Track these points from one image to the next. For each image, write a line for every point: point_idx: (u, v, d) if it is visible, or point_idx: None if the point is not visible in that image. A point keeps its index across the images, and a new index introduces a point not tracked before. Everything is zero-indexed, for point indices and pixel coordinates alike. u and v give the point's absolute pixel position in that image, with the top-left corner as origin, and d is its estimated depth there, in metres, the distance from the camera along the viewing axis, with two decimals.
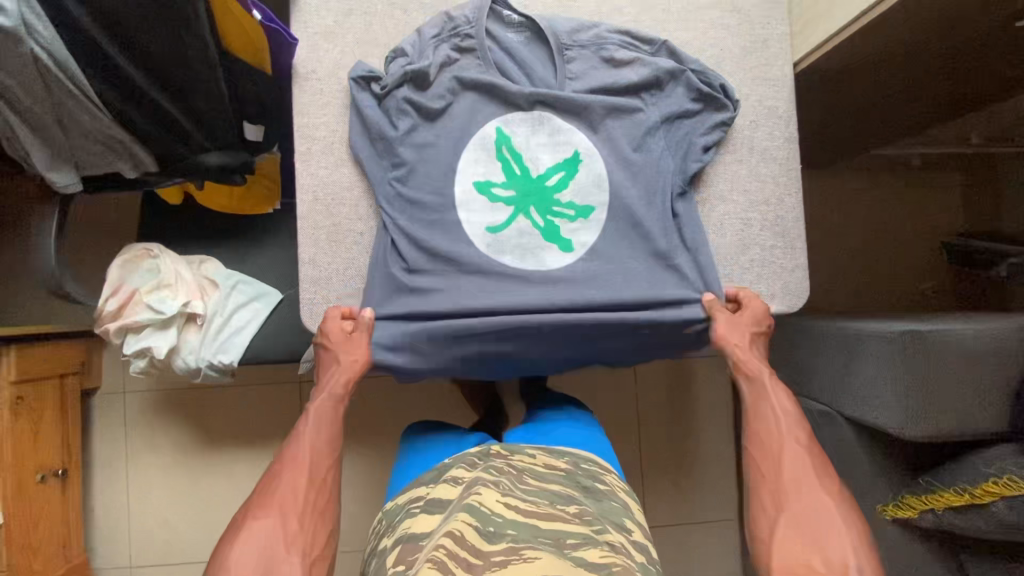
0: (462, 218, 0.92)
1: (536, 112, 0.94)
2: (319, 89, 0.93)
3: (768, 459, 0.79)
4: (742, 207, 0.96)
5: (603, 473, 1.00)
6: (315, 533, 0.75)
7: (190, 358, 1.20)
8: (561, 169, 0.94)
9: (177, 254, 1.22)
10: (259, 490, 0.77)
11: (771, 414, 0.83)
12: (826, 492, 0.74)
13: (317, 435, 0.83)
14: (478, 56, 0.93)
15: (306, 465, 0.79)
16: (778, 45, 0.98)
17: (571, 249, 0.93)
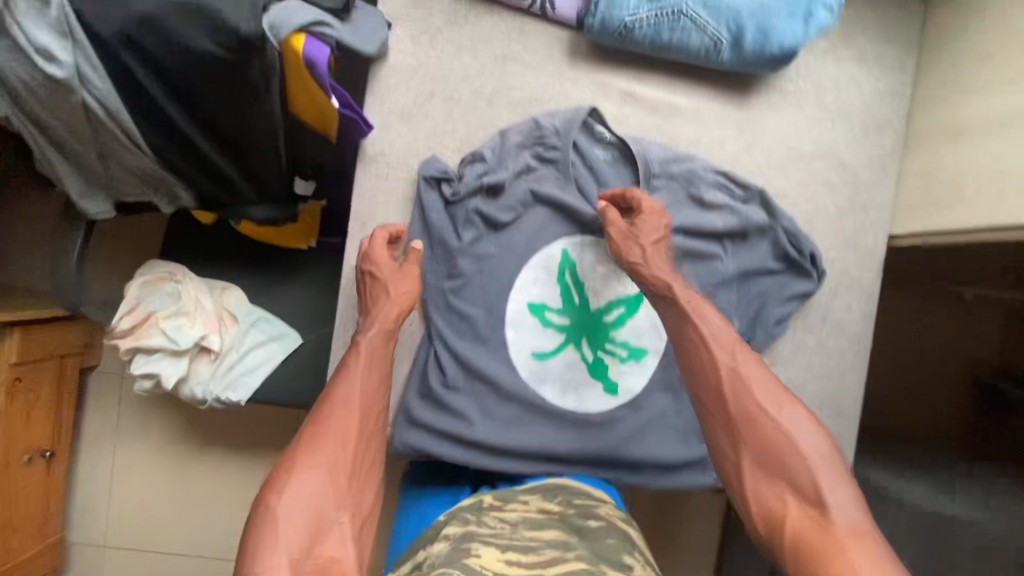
0: (508, 340, 0.87)
1: (608, 242, 0.89)
2: (384, 174, 0.85)
3: (711, 392, 0.71)
4: (802, 379, 0.90)
5: (598, 505, 0.77)
6: (361, 493, 0.69)
7: (197, 388, 1.16)
8: (622, 304, 0.89)
9: (200, 279, 1.17)
10: (304, 434, 0.69)
11: (697, 344, 0.74)
12: (775, 404, 0.67)
13: (366, 377, 0.76)
14: (559, 169, 0.87)
15: (352, 419, 0.72)
16: (878, 212, 0.91)
17: (616, 393, 0.88)
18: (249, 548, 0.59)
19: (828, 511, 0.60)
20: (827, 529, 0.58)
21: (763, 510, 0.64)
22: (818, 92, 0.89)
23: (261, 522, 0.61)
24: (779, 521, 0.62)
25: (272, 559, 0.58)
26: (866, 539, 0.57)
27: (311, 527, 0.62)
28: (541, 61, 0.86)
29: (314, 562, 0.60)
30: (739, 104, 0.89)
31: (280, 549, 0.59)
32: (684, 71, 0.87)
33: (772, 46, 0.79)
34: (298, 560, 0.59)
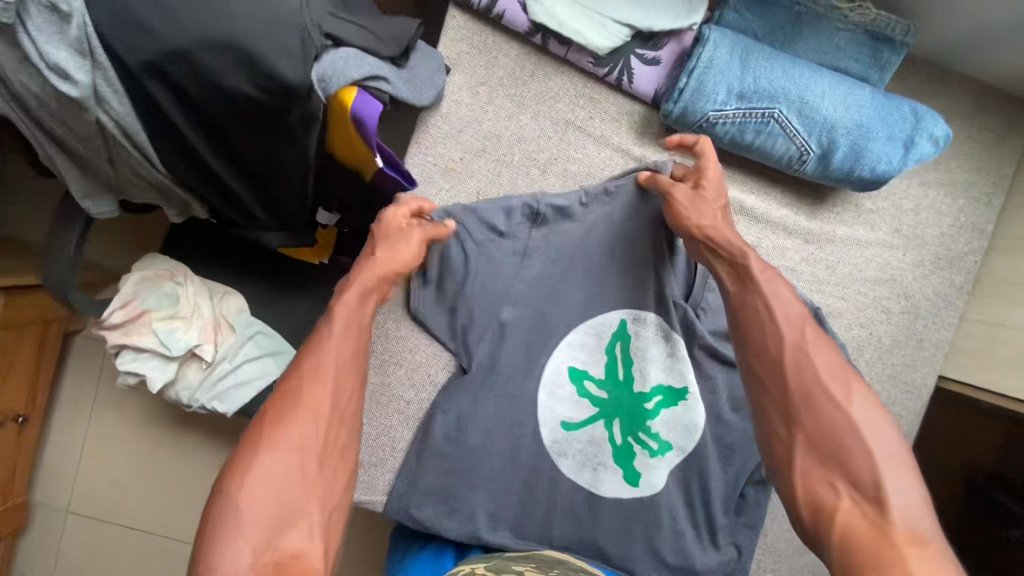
0: (541, 403, 0.80)
1: (669, 325, 0.81)
2: None
3: (768, 367, 0.59)
4: None
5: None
6: (339, 474, 0.53)
7: (183, 393, 1.10)
8: (663, 393, 0.81)
9: (201, 282, 1.10)
10: (268, 407, 0.53)
11: (762, 315, 0.62)
12: (845, 387, 0.56)
13: (354, 328, 0.60)
14: (610, 245, 0.79)
15: (337, 364, 0.57)
16: (932, 349, 0.85)
17: (636, 483, 0.80)
18: (204, 535, 0.47)
19: (888, 511, 0.50)
20: (885, 532, 0.49)
21: (810, 496, 0.54)
22: (894, 214, 0.83)
23: (207, 524, 0.47)
24: (827, 511, 0.52)
25: (232, 545, 0.46)
26: (927, 552, 0.47)
27: (281, 516, 0.48)
28: (607, 134, 0.79)
29: (273, 564, 0.46)
30: (810, 212, 0.82)
31: (243, 542, 0.46)
32: (757, 169, 0.81)
33: (861, 167, 0.73)
34: (258, 556, 0.46)
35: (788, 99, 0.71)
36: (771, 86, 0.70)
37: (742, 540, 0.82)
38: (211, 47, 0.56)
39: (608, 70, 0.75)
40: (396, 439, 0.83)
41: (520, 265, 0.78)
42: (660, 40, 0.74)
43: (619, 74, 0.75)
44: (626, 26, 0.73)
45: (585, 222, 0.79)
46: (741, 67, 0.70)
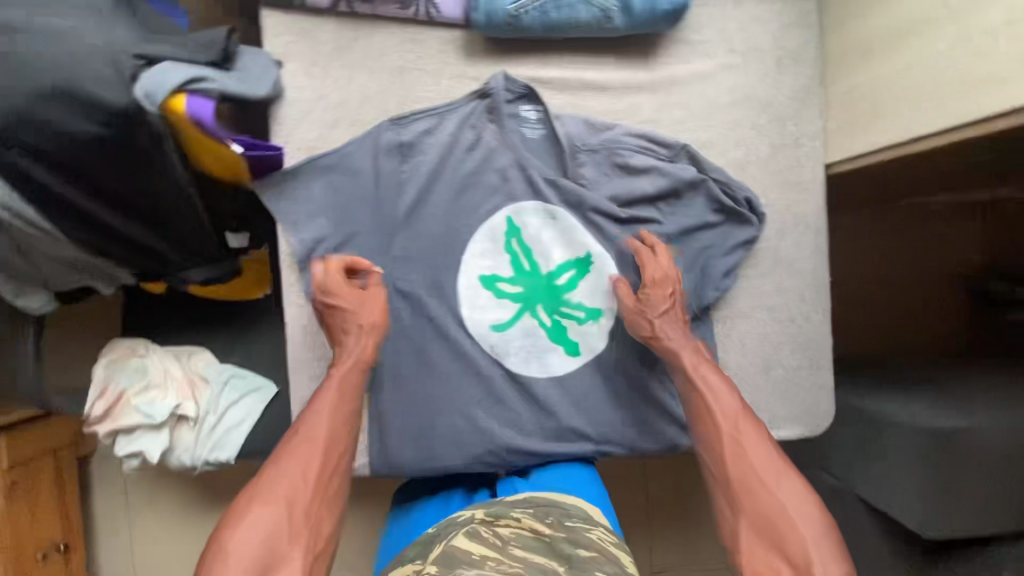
0: (466, 315, 0.86)
1: (551, 206, 0.87)
2: (309, 197, 0.84)
3: (719, 461, 0.76)
4: (767, 326, 0.90)
5: (587, 526, 0.75)
6: (325, 525, 0.70)
7: (185, 456, 1.15)
8: (572, 267, 0.88)
9: (165, 350, 1.17)
10: (263, 473, 0.71)
11: (704, 415, 0.79)
12: (774, 478, 0.72)
13: (331, 409, 0.76)
14: (491, 154, 0.86)
15: (317, 441, 0.74)
16: (811, 143, 0.89)
17: (577, 352, 0.88)
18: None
19: None
20: None
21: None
22: (723, 38, 0.88)
23: (217, 550, 0.65)
24: None
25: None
26: None
27: (267, 560, 0.64)
28: (440, 65, 0.85)
29: None
30: (648, 66, 0.87)
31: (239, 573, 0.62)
32: (583, 45, 0.86)
33: (660, 4, 0.79)
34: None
35: None
36: None
37: None
38: (47, 102, 0.64)
39: (413, 9, 0.83)
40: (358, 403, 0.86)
41: (411, 196, 0.85)
42: None
43: (425, 9, 0.83)
44: None
45: (453, 133, 0.85)
46: None
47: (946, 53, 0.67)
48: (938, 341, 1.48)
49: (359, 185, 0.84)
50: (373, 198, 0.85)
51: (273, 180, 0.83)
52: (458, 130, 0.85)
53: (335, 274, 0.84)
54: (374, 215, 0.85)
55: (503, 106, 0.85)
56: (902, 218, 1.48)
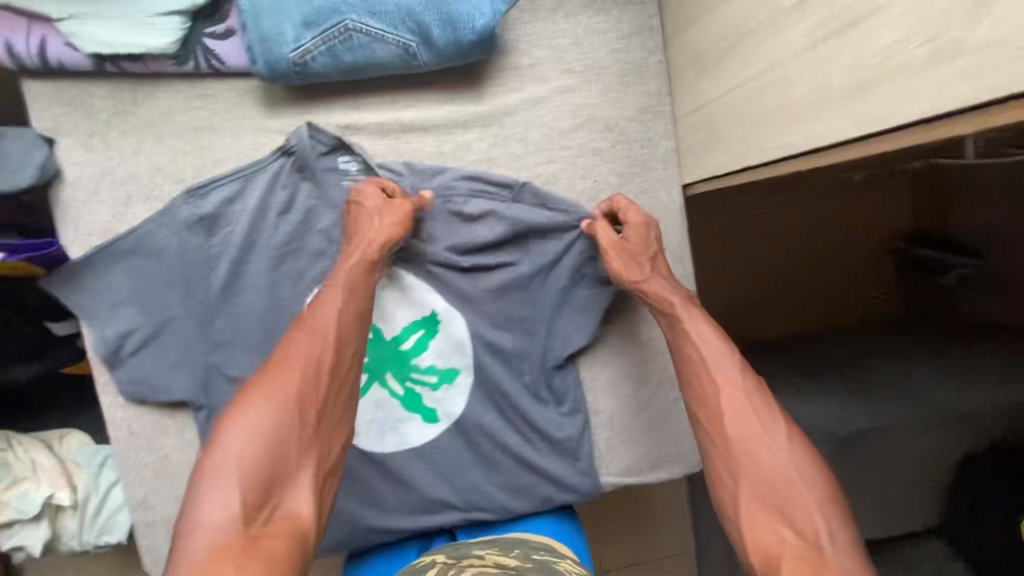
0: None
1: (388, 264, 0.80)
2: (109, 287, 0.75)
3: (710, 411, 0.68)
4: (634, 364, 0.85)
5: (556, 560, 0.70)
6: (334, 437, 0.64)
7: (73, 543, 1.02)
8: (419, 327, 0.81)
9: (29, 440, 1.04)
10: (269, 368, 0.64)
11: (697, 361, 0.71)
12: (777, 430, 0.64)
13: (338, 311, 0.68)
14: (311, 214, 0.78)
15: (321, 340, 0.66)
16: (662, 166, 0.83)
17: (435, 420, 0.82)
18: (193, 490, 0.57)
19: (823, 551, 0.56)
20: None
21: (759, 548, 0.59)
22: (556, 56, 0.80)
23: (214, 453, 0.58)
24: (775, 558, 0.57)
25: (213, 501, 0.55)
26: None
27: (272, 472, 0.58)
28: (239, 121, 0.76)
29: (270, 504, 0.57)
30: (476, 96, 0.79)
31: (238, 488, 0.56)
32: (399, 81, 0.77)
33: (464, 33, 0.69)
34: (239, 512, 0.55)
35: (351, 5, 0.67)
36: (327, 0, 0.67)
37: (566, 424, 0.83)
38: None
39: (192, 63, 0.72)
40: None
41: (224, 273, 0.77)
42: (222, 11, 0.71)
43: (205, 62, 0.72)
44: (175, 13, 0.69)
45: (262, 199, 0.76)
46: None
47: (764, 74, 0.59)
48: (858, 314, 1.44)
49: (165, 268, 0.76)
50: (182, 279, 0.76)
51: (62, 276, 0.74)
52: (269, 194, 0.76)
53: (151, 369, 0.77)
54: (188, 298, 0.77)
55: (315, 163, 0.76)
56: (814, 193, 1.37)
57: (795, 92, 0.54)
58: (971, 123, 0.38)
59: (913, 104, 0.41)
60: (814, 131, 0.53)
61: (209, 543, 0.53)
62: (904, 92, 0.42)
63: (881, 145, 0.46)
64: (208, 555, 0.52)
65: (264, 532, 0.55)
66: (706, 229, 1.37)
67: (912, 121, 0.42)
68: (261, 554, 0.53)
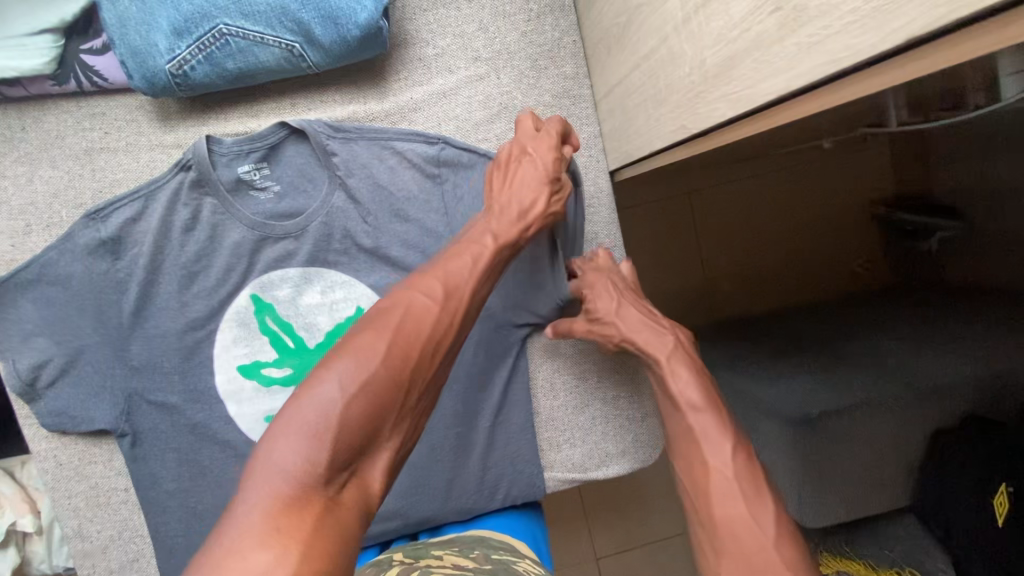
0: (234, 413, 0.77)
1: (303, 267, 0.76)
2: (14, 320, 0.73)
3: (693, 479, 0.63)
4: (572, 359, 0.82)
5: (516, 562, 0.69)
6: (421, 417, 0.60)
7: (45, 566, 0.96)
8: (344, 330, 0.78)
9: None
10: (391, 317, 0.59)
11: (685, 422, 0.67)
12: (761, 512, 0.57)
13: (477, 278, 0.65)
14: (216, 227, 0.74)
15: (450, 306, 0.62)
16: (586, 153, 0.78)
17: None
18: (278, 423, 0.51)
19: None
20: None
21: None
22: (463, 44, 0.75)
23: (316, 393, 0.52)
24: None
25: (295, 447, 0.49)
26: None
27: (368, 435, 0.53)
28: (133, 138, 0.73)
29: (348, 469, 0.52)
30: (379, 94, 0.75)
31: (334, 438, 0.51)
32: (298, 85, 0.74)
33: (347, 29, 0.65)
34: (323, 470, 0.49)
35: (222, 8, 0.63)
36: (196, 5, 0.63)
37: (501, 427, 0.80)
38: None
39: (72, 81, 0.70)
40: (137, 525, 0.79)
41: (131, 297, 0.74)
42: (98, 24, 0.69)
43: (86, 79, 0.70)
44: (45, 32, 0.66)
45: (162, 217, 0.73)
46: (162, 5, 0.63)
47: (655, 51, 0.54)
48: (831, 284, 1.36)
49: (73, 295, 0.74)
50: (90, 306, 0.74)
51: None
52: (170, 212, 0.73)
53: (69, 399, 0.75)
54: (99, 324, 0.74)
55: (214, 176, 0.72)
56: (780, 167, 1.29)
57: (680, 70, 0.50)
58: (831, 98, 0.34)
59: (774, 79, 0.37)
60: (700, 112, 0.48)
61: (284, 496, 0.48)
62: (767, 64, 0.37)
63: (758, 126, 0.41)
64: (278, 507, 0.47)
65: (338, 500, 0.50)
66: (668, 210, 1.31)
67: (776, 97, 0.37)
68: (332, 528, 0.48)
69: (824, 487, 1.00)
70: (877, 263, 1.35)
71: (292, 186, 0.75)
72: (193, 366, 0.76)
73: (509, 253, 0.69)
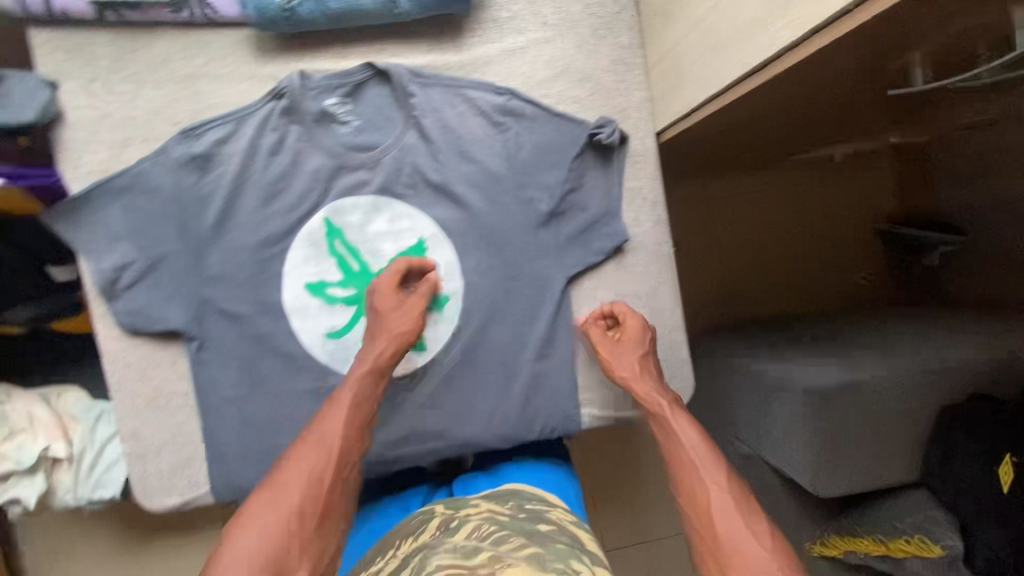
0: (297, 328, 0.83)
1: (373, 197, 0.83)
2: (102, 223, 0.79)
3: (696, 504, 0.68)
4: (612, 304, 0.88)
5: (547, 510, 0.76)
6: (331, 540, 0.64)
7: (68, 497, 1.06)
8: (406, 258, 0.84)
9: (26, 396, 1.08)
10: (281, 464, 0.66)
11: (687, 458, 0.72)
12: (759, 534, 0.63)
13: (350, 414, 0.71)
14: (299, 152, 0.81)
15: (341, 440, 0.69)
16: (637, 114, 0.86)
17: (423, 348, 0.85)
18: None
19: None
20: None
21: None
22: (533, 10, 0.84)
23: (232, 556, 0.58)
24: None
25: None
26: None
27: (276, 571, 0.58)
28: (231, 68, 0.81)
29: None
30: (456, 46, 0.84)
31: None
32: (385, 33, 0.83)
33: None
34: None
35: None
36: None
37: (542, 362, 0.86)
38: None
39: (188, 11, 0.78)
40: (192, 430, 0.83)
41: (214, 210, 0.80)
42: None
43: (200, 11, 0.78)
44: None
45: (251, 139, 0.80)
46: None
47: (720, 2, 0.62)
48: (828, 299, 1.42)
49: (160, 204, 0.80)
50: (174, 217, 0.80)
51: (62, 211, 0.78)
52: (258, 136, 0.80)
53: (145, 301, 0.80)
54: (180, 233, 0.80)
55: (304, 105, 0.80)
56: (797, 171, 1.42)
57: (744, 12, 0.58)
58: None
59: None
60: (763, 43, 0.56)
61: None
62: None
63: (822, 39, 0.50)
64: None
65: None
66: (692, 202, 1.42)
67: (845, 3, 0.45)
68: None
69: (836, 456, 1.05)
70: (878, 278, 1.41)
71: (370, 123, 0.83)
72: (263, 280, 0.82)
73: (377, 383, 0.76)
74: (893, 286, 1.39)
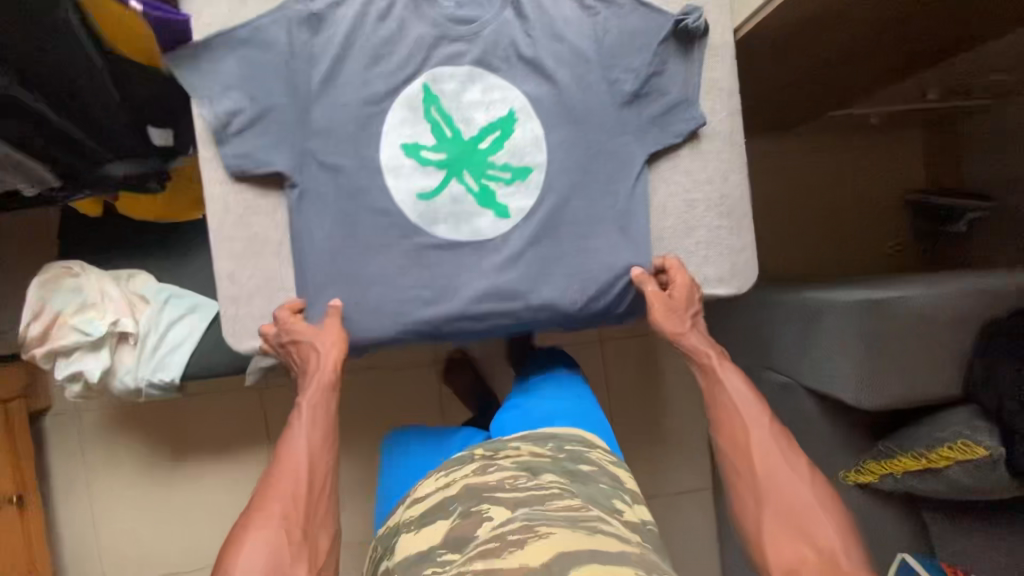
0: (390, 186, 0.87)
1: (469, 68, 0.88)
2: (218, 71, 0.84)
3: (736, 444, 0.79)
4: (685, 188, 0.93)
5: (587, 450, 0.87)
6: (321, 536, 0.72)
7: (128, 378, 1.12)
8: (495, 129, 0.89)
9: (103, 271, 1.13)
10: (258, 493, 0.73)
11: (725, 402, 0.83)
12: (791, 466, 0.76)
13: (308, 436, 0.78)
14: (405, 20, 0.87)
15: (313, 473, 0.75)
16: (718, 9, 0.92)
17: (507, 216, 0.89)
18: None
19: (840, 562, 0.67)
20: None
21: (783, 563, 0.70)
22: None
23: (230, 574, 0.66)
24: None
25: None
26: None
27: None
28: None
29: None
30: None
31: None
32: None
33: None
34: None
35: None
36: None
37: (618, 236, 0.90)
38: None
39: None
40: (284, 277, 0.87)
41: (323, 66, 0.85)
42: None
43: None
44: None
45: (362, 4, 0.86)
46: None
47: None
48: (857, 261, 1.58)
49: (273, 58, 0.84)
50: (285, 70, 0.85)
51: (184, 55, 0.83)
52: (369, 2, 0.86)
53: (252, 148, 0.84)
54: (289, 87, 0.85)
55: None
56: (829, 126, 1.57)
57: None
58: None
59: None
60: None
61: None
62: None
63: None
64: None
65: None
66: None
67: None
68: None
69: (882, 367, 1.09)
70: (905, 247, 1.57)
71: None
72: (363, 136, 0.86)
73: (332, 393, 0.82)
74: (918, 254, 1.55)
